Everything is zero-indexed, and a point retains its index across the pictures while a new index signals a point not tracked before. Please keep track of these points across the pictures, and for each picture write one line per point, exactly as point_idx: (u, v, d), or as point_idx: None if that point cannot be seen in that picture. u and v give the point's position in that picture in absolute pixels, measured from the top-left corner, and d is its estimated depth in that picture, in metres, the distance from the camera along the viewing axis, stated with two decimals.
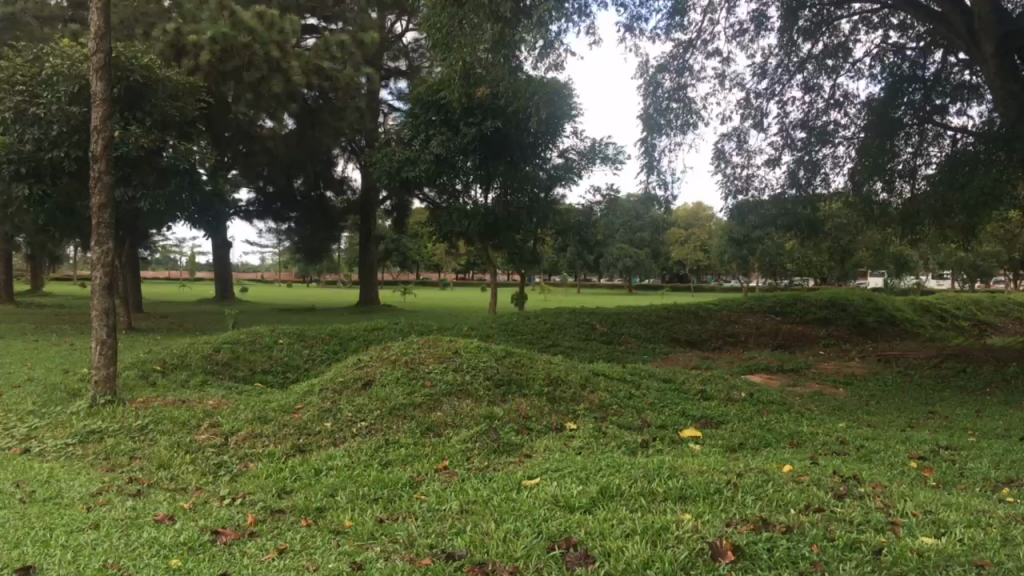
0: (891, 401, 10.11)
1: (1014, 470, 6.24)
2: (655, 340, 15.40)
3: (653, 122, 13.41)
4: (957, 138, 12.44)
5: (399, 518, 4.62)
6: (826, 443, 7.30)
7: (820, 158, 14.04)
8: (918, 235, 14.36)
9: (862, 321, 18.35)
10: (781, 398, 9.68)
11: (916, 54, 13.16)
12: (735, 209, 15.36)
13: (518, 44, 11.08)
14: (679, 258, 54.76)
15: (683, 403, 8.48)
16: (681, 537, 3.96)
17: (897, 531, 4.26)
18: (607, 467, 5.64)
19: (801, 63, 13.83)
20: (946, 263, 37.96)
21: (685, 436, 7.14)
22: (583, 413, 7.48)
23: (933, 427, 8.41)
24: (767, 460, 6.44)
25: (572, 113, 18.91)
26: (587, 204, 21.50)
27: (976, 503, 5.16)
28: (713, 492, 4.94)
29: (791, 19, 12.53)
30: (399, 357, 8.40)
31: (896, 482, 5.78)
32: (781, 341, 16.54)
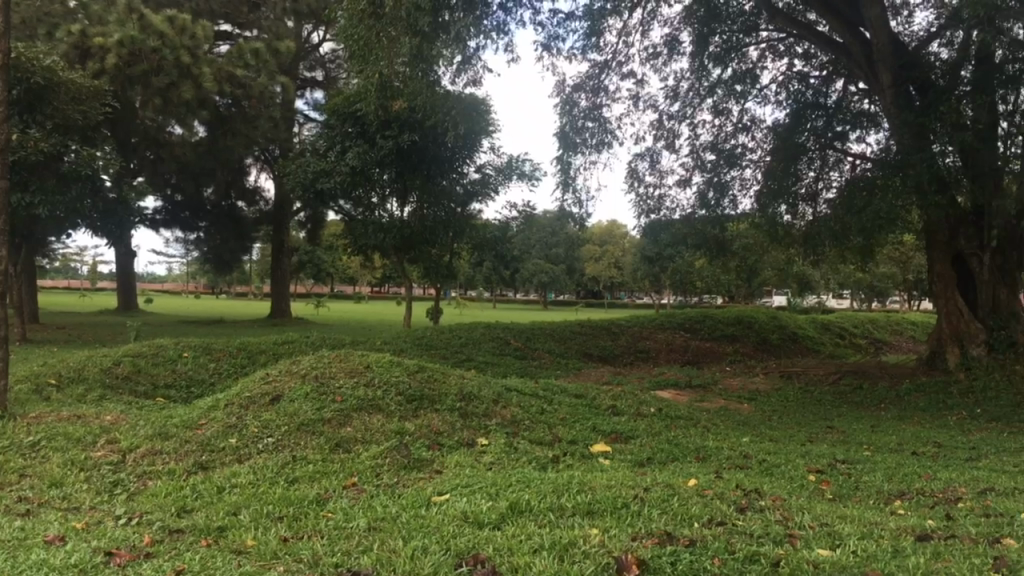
0: (792, 416, 10.46)
1: (905, 484, 6.53)
2: (568, 356, 15.56)
3: (568, 140, 13.63)
4: (856, 164, 13.05)
5: (303, 537, 4.54)
6: (729, 457, 7.50)
7: (728, 180, 14.56)
8: (819, 255, 14.89)
9: (767, 338, 18.91)
10: (688, 413, 9.90)
11: (819, 82, 13.75)
12: (647, 228, 15.71)
13: (436, 59, 11.12)
14: (594, 274, 55.31)
15: (593, 418, 8.57)
16: (588, 552, 4.01)
17: (794, 543, 4.42)
18: (518, 483, 5.67)
19: (711, 87, 14.31)
20: (847, 283, 39.43)
21: (595, 451, 7.24)
22: (494, 428, 7.50)
23: (832, 441, 8.72)
24: (673, 474, 6.57)
25: (489, 128, 18.99)
26: (504, 220, 21.62)
27: (869, 515, 5.37)
28: (620, 507, 5.04)
29: (701, 45, 12.92)
30: (308, 372, 8.25)
31: (795, 495, 5.99)
32: (691, 358, 16.92)
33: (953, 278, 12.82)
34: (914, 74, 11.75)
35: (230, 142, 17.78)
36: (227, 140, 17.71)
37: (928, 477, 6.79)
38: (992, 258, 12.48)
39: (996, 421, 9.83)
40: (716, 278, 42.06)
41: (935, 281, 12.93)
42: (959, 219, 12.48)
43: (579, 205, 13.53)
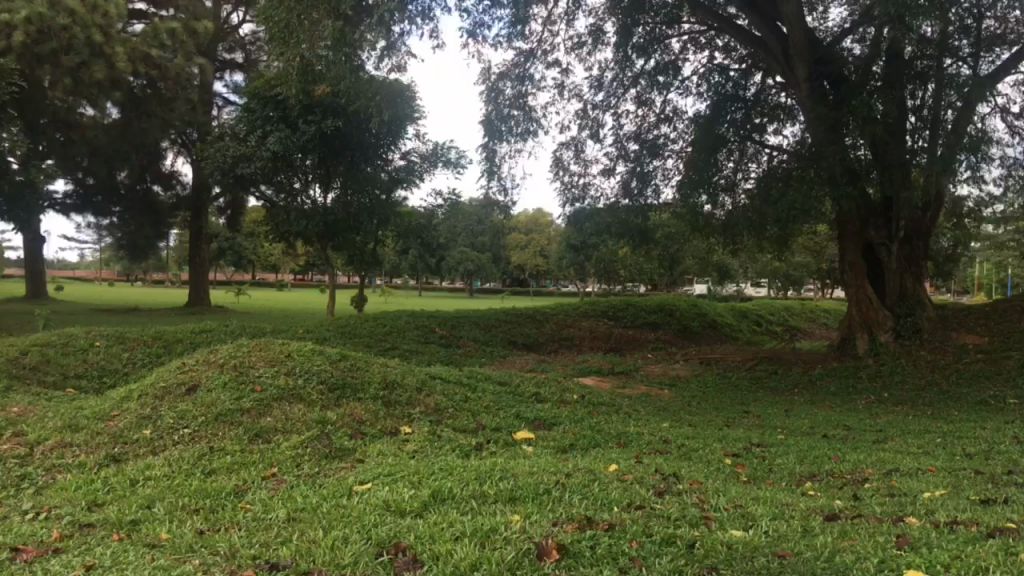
0: (710, 401, 10.72)
1: (816, 466, 6.77)
2: (492, 343, 15.61)
3: (494, 127, 13.64)
4: (773, 156, 13.43)
5: (220, 529, 4.46)
6: (649, 442, 7.65)
7: (650, 170, 14.81)
8: (738, 244, 15.26)
9: (688, 326, 19.32)
10: (610, 399, 10.05)
11: (738, 75, 14.07)
12: (572, 216, 15.87)
13: (359, 43, 10.97)
14: (520, 263, 55.54)
15: (517, 406, 8.62)
16: (509, 538, 4.05)
17: (709, 525, 4.54)
18: (440, 471, 5.68)
19: (634, 78, 14.48)
20: (764, 272, 40.51)
21: (518, 438, 7.29)
22: (418, 417, 7.48)
23: (748, 426, 8.97)
24: (595, 460, 6.68)
25: (414, 115, 18.86)
26: (429, 207, 21.52)
27: (781, 496, 5.54)
28: (541, 493, 5.09)
29: (625, 36, 13.06)
30: (227, 361, 8.08)
31: (711, 478, 6.15)
32: (614, 345, 17.17)
33: (864, 267, 13.26)
34: (828, 69, 12.10)
35: (145, 125, 17.23)
36: (142, 122, 17.16)
37: (838, 459, 7.05)
38: (899, 247, 13.10)
39: (902, 404, 10.26)
40: (639, 266, 42.68)
41: (847, 270, 13.31)
42: (870, 211, 12.93)
43: (505, 193, 13.59)
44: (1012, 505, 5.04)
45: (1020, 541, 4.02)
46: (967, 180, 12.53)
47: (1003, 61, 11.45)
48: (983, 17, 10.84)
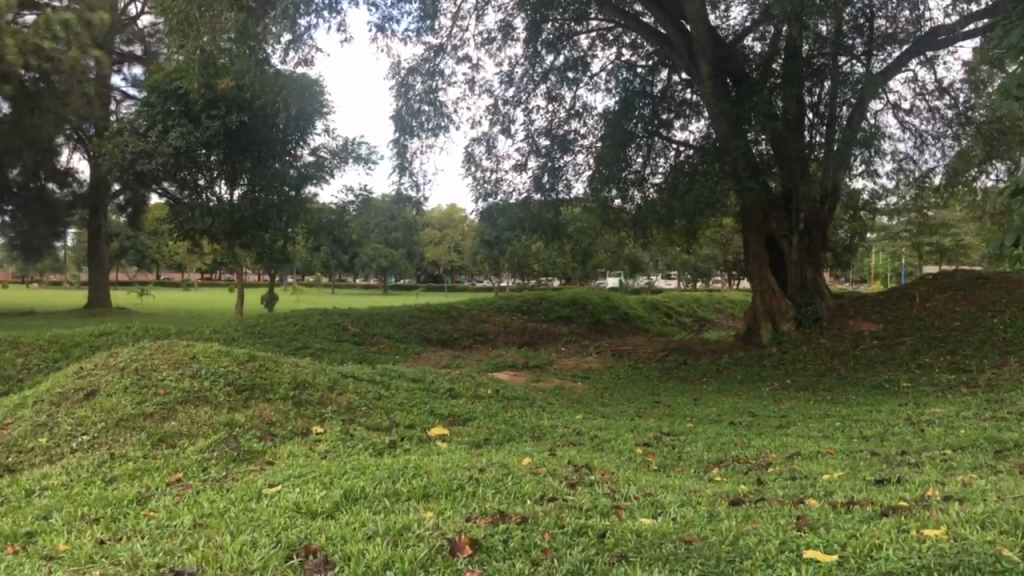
0: (622, 393, 10.91)
1: (724, 453, 6.96)
2: (406, 340, 15.52)
3: (404, 123, 13.54)
4: (680, 151, 13.73)
5: (122, 538, 4.31)
6: (563, 434, 7.74)
7: (561, 164, 14.96)
8: (647, 237, 15.54)
9: (600, 319, 19.59)
10: (524, 393, 10.12)
11: (645, 72, 14.32)
12: (485, 212, 15.89)
13: (264, 36, 10.74)
14: (433, 259, 55.31)
15: (431, 402, 8.59)
16: (422, 535, 4.03)
17: (620, 513, 4.63)
18: (353, 470, 5.61)
19: (544, 74, 14.58)
20: (674, 265, 41.39)
21: (432, 434, 7.27)
22: (330, 416, 7.38)
23: (658, 415, 9.16)
24: (509, 454, 6.71)
25: (322, 110, 18.58)
26: (340, 204, 21.25)
27: (689, 483, 5.69)
28: (454, 489, 5.10)
29: (534, 32, 13.14)
30: (128, 365, 7.81)
31: (623, 468, 6.26)
32: (527, 340, 17.28)
33: (767, 259, 13.67)
34: (730, 66, 12.39)
35: (37, 120, 16.49)
36: (34, 117, 16.42)
37: (744, 445, 7.27)
38: (799, 239, 13.55)
39: (803, 390, 10.65)
40: (552, 260, 43.05)
41: (752, 261, 13.71)
42: (772, 204, 13.34)
43: (417, 189, 13.52)
44: (905, 484, 5.29)
45: (911, 518, 4.22)
46: (863, 174, 13.06)
47: (894, 59, 11.92)
48: (875, 17, 11.27)
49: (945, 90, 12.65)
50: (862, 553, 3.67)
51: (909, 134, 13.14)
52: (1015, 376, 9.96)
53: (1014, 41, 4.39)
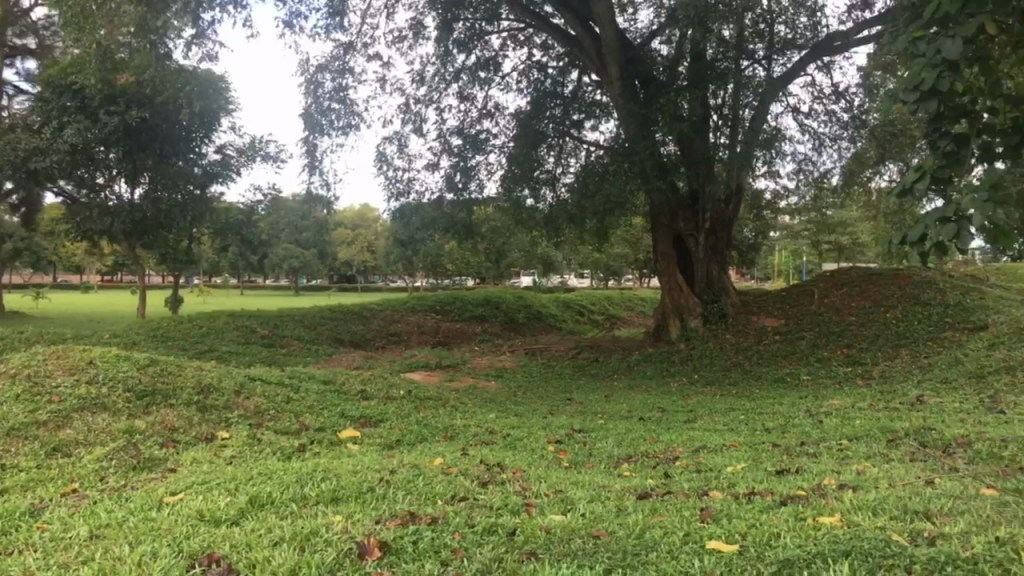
0: (535, 391, 10.98)
1: (633, 448, 7.08)
2: (317, 342, 15.27)
3: (314, 121, 13.32)
4: (590, 151, 13.89)
5: (12, 553, 4.11)
6: (475, 434, 7.74)
7: (473, 164, 14.96)
8: (559, 236, 15.68)
9: (513, 318, 19.67)
10: (437, 393, 10.09)
11: (556, 72, 14.45)
12: (397, 211, 15.76)
13: (165, 30, 10.42)
14: (346, 259, 54.61)
15: (342, 404, 8.48)
16: (329, 540, 3.97)
17: (530, 511, 4.66)
18: (259, 475, 5.49)
19: (455, 73, 14.56)
20: (586, 264, 41.87)
21: (343, 437, 7.18)
22: (236, 421, 7.20)
23: (570, 412, 9.26)
24: (420, 454, 6.68)
25: (228, 106, 18.13)
26: (248, 203, 20.78)
27: (598, 479, 5.76)
28: (364, 491, 5.04)
29: (446, 31, 13.10)
30: (20, 371, 7.46)
31: (534, 466, 6.29)
32: (441, 339, 17.22)
33: (674, 257, 13.95)
34: (638, 68, 12.60)
35: None
36: None
37: (652, 440, 7.41)
38: (705, 238, 13.87)
39: (710, 385, 10.92)
40: (465, 259, 43.03)
41: (660, 259, 13.99)
42: (679, 203, 13.62)
43: (326, 188, 13.31)
44: (803, 474, 5.48)
45: (808, 507, 4.37)
46: (765, 174, 13.46)
47: (793, 64, 12.32)
48: (775, 23, 11.59)
49: (841, 94, 13.14)
50: (761, 542, 3.78)
51: (808, 136, 13.60)
52: (906, 368, 10.44)
53: (900, 48, 4.59)
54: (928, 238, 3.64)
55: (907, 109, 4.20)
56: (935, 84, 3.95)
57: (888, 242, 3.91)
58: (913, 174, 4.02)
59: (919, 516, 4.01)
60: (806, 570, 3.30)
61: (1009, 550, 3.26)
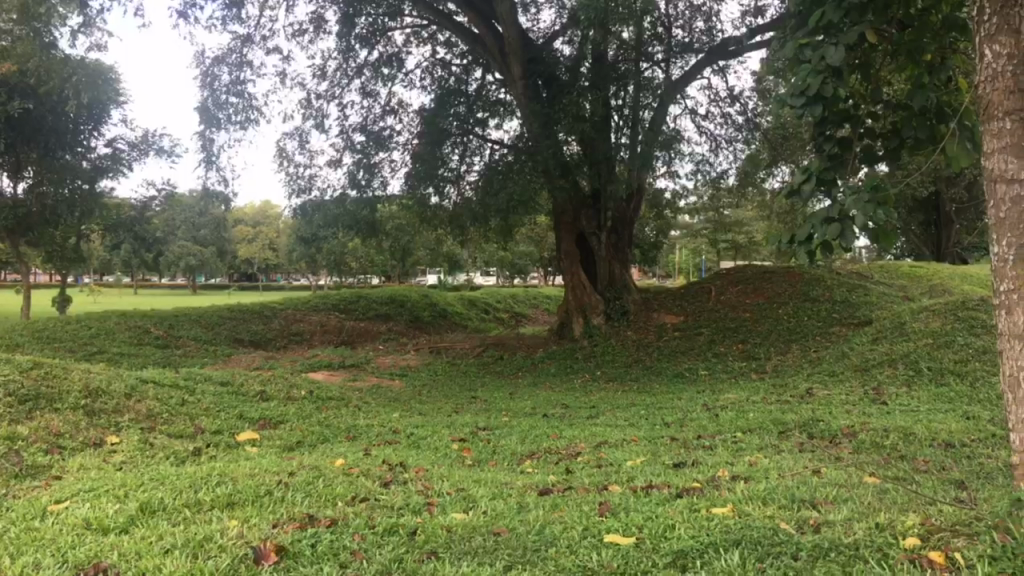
0: (439, 389, 10.95)
1: (536, 444, 7.15)
2: (215, 342, 14.85)
3: (210, 115, 12.94)
4: (494, 149, 13.93)
5: None
6: (378, 433, 7.66)
7: (376, 161, 14.81)
8: (464, 234, 15.67)
9: (418, 316, 19.55)
10: (340, 393, 9.95)
11: (460, 70, 14.44)
12: (299, 209, 15.46)
13: (50, 17, 9.93)
14: (246, 257, 53.27)
15: (240, 406, 8.27)
16: (224, 545, 3.86)
17: (431, 510, 4.64)
18: (151, 481, 5.30)
19: (358, 69, 14.38)
20: (492, 262, 42.00)
21: (241, 440, 7.00)
22: (126, 425, 6.93)
23: (475, 410, 9.28)
24: (321, 456, 6.57)
25: (119, 98, 17.43)
26: (142, 198, 20.04)
27: (501, 476, 5.79)
28: (262, 495, 4.92)
29: (348, 26, 12.92)
30: None
31: (437, 464, 6.27)
32: (344, 338, 17.00)
33: (578, 255, 14.11)
34: (540, 67, 12.68)
35: None
36: None
37: (555, 436, 7.48)
38: (608, 236, 14.09)
39: (611, 381, 11.11)
40: (369, 257, 42.57)
41: (564, 257, 14.15)
42: (582, 202, 13.79)
43: (224, 184, 12.94)
44: (699, 466, 5.63)
45: (702, 498, 4.50)
46: (664, 174, 13.76)
47: (690, 67, 12.61)
48: (672, 27, 11.84)
49: (736, 97, 13.54)
50: (657, 534, 3.86)
51: (705, 138, 13.96)
52: (797, 361, 10.86)
53: (786, 55, 4.75)
54: (814, 237, 3.77)
55: (793, 113, 4.33)
56: (819, 89, 4.09)
57: (777, 241, 4.03)
58: (801, 176, 4.16)
59: (806, 504, 4.17)
60: (698, 561, 3.39)
61: (888, 535, 3.41)
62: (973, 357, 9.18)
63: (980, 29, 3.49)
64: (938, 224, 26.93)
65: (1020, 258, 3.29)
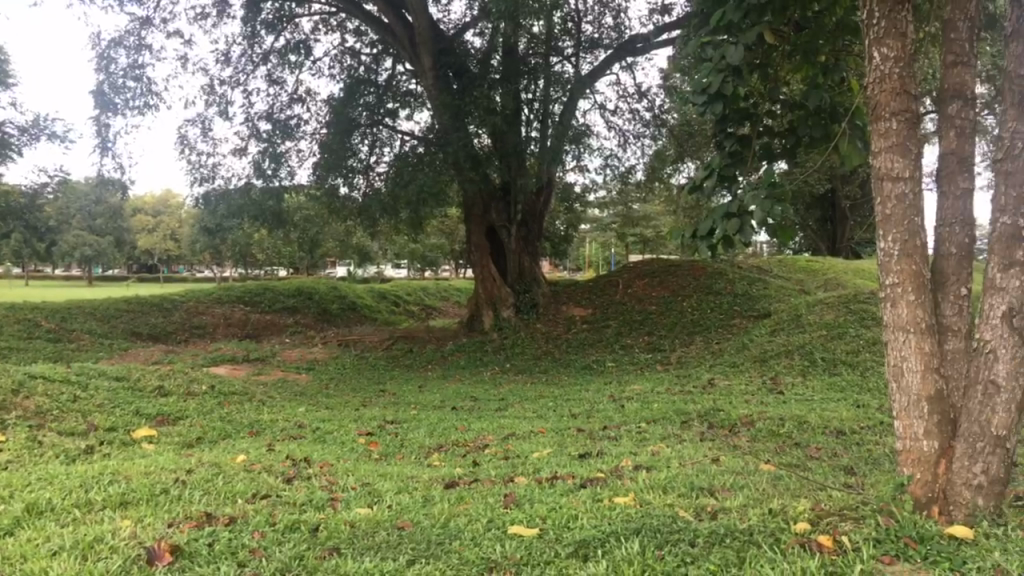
0: (347, 383, 10.81)
1: (444, 437, 7.12)
2: (112, 336, 14.29)
3: (106, 99, 12.41)
4: (404, 140, 13.80)
5: None
6: (283, 428, 7.51)
7: (282, 150, 14.49)
8: (373, 226, 15.49)
9: (327, 308, 19.23)
10: (243, 388, 9.69)
11: (369, 60, 14.24)
12: (202, 198, 14.98)
13: None
14: (146, 248, 51.39)
15: (137, 402, 7.96)
16: (116, 546, 3.70)
17: (335, 505, 4.56)
18: (39, 481, 5.05)
19: (264, 55, 14.02)
20: (402, 255, 41.65)
21: (137, 436, 6.75)
22: (12, 423, 6.58)
23: (383, 403, 9.19)
24: (222, 452, 6.39)
25: (8, 79, 16.58)
26: (33, 185, 19.11)
27: (408, 470, 5.75)
28: (158, 494, 4.75)
29: (253, 11, 12.58)
30: None
31: (343, 459, 6.18)
32: (249, 332, 16.60)
33: (487, 248, 14.11)
34: (450, 59, 12.62)
35: None
36: None
37: (463, 429, 7.47)
38: (517, 229, 14.15)
39: (521, 373, 11.18)
40: (275, 248, 41.70)
41: (474, 250, 14.14)
42: (492, 194, 13.80)
43: (120, 171, 12.44)
44: (604, 457, 5.71)
45: (605, 488, 4.56)
46: (574, 168, 13.88)
47: (600, 62, 12.72)
48: (582, 22, 11.92)
49: (644, 94, 13.74)
50: (560, 524, 3.89)
51: (614, 133, 14.14)
52: (700, 353, 11.14)
53: (688, 54, 4.84)
54: (715, 232, 3.87)
55: (695, 110, 4.42)
56: (720, 88, 4.18)
57: (679, 236, 4.12)
58: (702, 172, 4.26)
59: (704, 491, 4.28)
60: (597, 550, 3.44)
61: (780, 520, 3.52)
62: (863, 348, 9.59)
63: (870, 33, 3.63)
64: (832, 220, 28.01)
65: (904, 253, 3.44)
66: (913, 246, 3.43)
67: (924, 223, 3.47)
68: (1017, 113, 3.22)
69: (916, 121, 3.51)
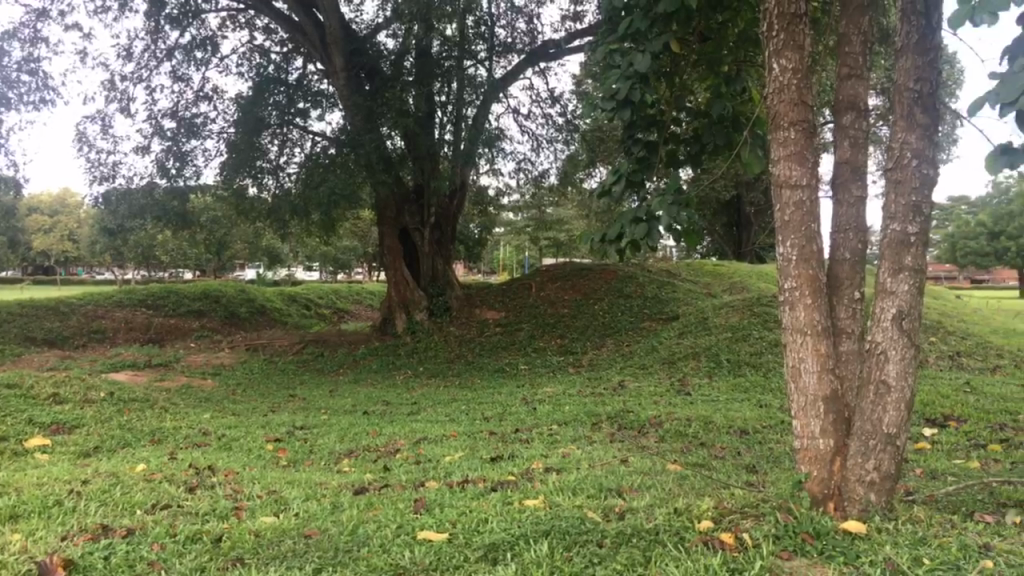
0: (255, 388, 10.56)
1: (354, 442, 7.02)
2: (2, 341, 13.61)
3: None
4: (315, 141, 13.57)
5: None
6: (187, 436, 7.27)
7: (188, 148, 14.07)
8: (283, 228, 15.19)
9: (234, 312, 18.75)
10: (144, 394, 9.35)
11: (279, 58, 13.97)
12: (102, 197, 14.40)
13: None
14: (41, 249, 49.09)
15: (29, 410, 7.59)
16: (5, 561, 3.52)
17: (239, 514, 4.44)
18: None
19: (168, 51, 13.58)
20: (314, 257, 40.93)
21: (30, 446, 6.43)
22: None
23: (292, 409, 9.01)
24: (121, 461, 6.16)
25: None
26: None
27: (317, 476, 5.65)
28: (51, 506, 4.54)
29: (156, 5, 12.19)
30: None
31: (249, 466, 6.03)
32: (152, 336, 16.05)
33: (400, 250, 14.00)
34: (363, 61, 12.48)
35: None
36: None
37: (373, 434, 7.38)
38: (430, 232, 14.09)
39: (433, 377, 11.13)
40: (181, 250, 40.44)
41: (386, 253, 13.93)
42: (404, 197, 13.71)
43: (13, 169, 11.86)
44: (514, 459, 5.72)
45: (516, 491, 4.58)
46: (488, 171, 13.89)
47: (513, 66, 12.77)
48: (495, 26, 11.96)
49: (557, 98, 13.86)
50: (469, 528, 3.89)
51: (527, 137, 14.21)
52: (611, 355, 11.30)
53: (596, 60, 4.90)
54: (623, 236, 3.92)
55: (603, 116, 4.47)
56: (628, 94, 4.23)
57: (588, 240, 4.15)
58: (612, 177, 4.30)
59: (612, 492, 4.33)
60: (506, 552, 3.44)
61: (685, 519, 3.59)
62: (766, 349, 9.89)
63: (770, 44, 3.75)
64: (739, 225, 28.82)
65: (802, 258, 3.56)
66: (810, 251, 3.56)
67: (820, 229, 3.60)
68: (906, 124, 3.36)
69: (812, 130, 3.64)
